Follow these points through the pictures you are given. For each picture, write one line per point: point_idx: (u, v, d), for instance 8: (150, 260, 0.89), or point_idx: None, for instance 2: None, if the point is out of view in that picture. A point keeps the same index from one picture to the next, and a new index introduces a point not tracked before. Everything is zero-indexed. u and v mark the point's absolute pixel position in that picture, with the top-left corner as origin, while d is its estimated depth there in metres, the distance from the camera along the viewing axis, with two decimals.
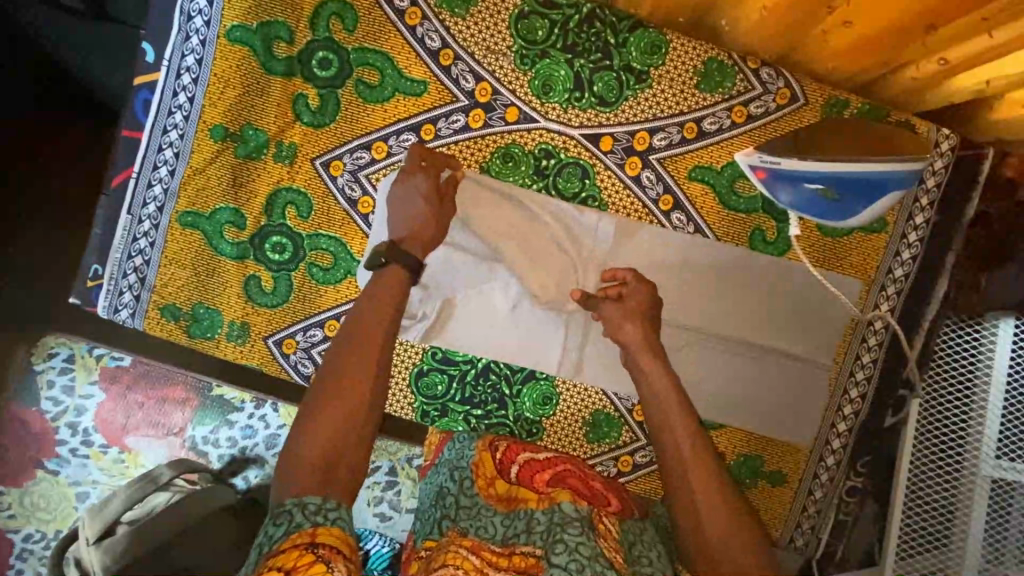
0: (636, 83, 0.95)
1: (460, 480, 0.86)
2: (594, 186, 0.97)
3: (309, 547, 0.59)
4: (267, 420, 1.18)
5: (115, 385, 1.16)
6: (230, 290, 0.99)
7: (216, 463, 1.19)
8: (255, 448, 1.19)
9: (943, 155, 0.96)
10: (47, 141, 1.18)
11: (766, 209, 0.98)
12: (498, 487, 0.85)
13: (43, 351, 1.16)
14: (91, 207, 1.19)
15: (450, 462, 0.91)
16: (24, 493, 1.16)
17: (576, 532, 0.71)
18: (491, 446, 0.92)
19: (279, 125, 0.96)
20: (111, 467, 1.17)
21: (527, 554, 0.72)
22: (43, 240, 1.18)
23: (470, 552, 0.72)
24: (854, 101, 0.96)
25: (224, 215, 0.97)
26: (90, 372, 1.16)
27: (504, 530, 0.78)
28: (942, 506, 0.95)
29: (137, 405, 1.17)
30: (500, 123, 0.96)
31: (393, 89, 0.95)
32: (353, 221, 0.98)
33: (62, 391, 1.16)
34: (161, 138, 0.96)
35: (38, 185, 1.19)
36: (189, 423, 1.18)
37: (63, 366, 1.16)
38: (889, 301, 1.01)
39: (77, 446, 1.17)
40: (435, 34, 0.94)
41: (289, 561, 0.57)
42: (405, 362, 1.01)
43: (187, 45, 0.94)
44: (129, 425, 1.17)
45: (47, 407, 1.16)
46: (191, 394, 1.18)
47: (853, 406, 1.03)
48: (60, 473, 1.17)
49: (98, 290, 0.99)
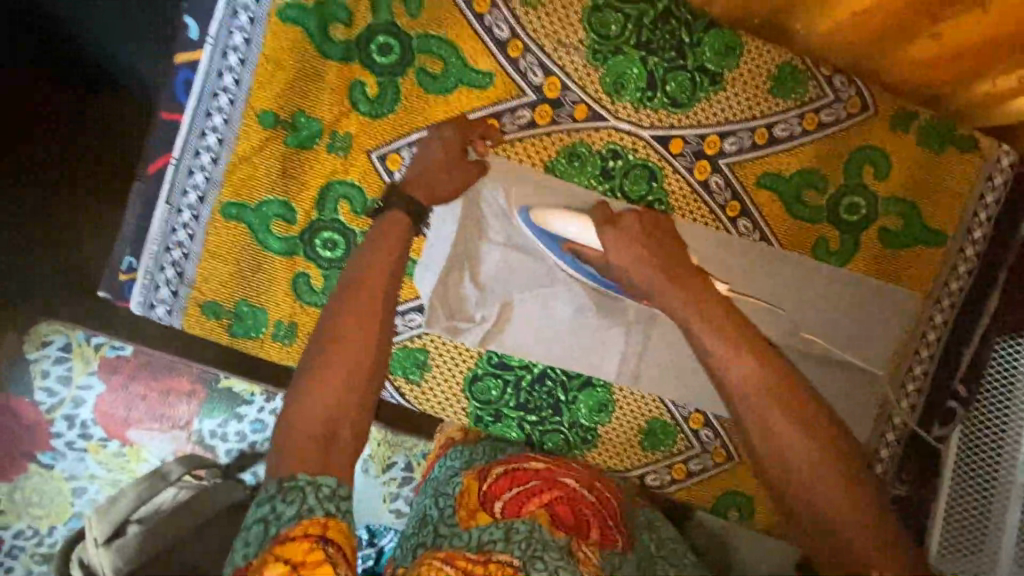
0: (709, 85, 0.92)
1: (442, 507, 0.80)
2: (662, 189, 0.94)
3: (320, 540, 0.61)
4: (276, 414, 1.16)
5: (116, 376, 1.12)
6: (278, 287, 0.93)
7: (223, 457, 1.16)
8: (264, 442, 1.17)
9: (1002, 171, 0.96)
10: (51, 126, 1.12)
11: (830, 219, 0.97)
12: (480, 519, 0.76)
13: (37, 340, 1.10)
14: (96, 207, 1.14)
15: (437, 486, 0.85)
16: (15, 488, 1.11)
17: (557, 556, 0.69)
18: (480, 475, 0.83)
19: (334, 114, 0.90)
20: (110, 461, 1.14)
21: (503, 563, 0.68)
22: (40, 228, 1.12)
23: (446, 562, 0.68)
24: (922, 113, 0.95)
25: (272, 208, 0.91)
26: (88, 361, 1.11)
27: (479, 535, 0.73)
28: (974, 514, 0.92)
29: (140, 398, 1.13)
30: (568, 120, 0.92)
31: (457, 79, 0.90)
32: (375, 168, 0.92)
33: (58, 381, 1.11)
34: (203, 122, 0.89)
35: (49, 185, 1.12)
36: (196, 415, 1.14)
37: (58, 356, 1.10)
38: (942, 314, 1.01)
39: (74, 439, 1.12)
40: (504, 23, 0.89)
41: (298, 553, 0.60)
42: (460, 366, 0.98)
43: (234, 23, 0.87)
44: (130, 418, 1.13)
45: (42, 398, 1.11)
46: (197, 385, 1.14)
47: (902, 417, 1.03)
48: (54, 466, 1.12)
49: (132, 285, 0.92)
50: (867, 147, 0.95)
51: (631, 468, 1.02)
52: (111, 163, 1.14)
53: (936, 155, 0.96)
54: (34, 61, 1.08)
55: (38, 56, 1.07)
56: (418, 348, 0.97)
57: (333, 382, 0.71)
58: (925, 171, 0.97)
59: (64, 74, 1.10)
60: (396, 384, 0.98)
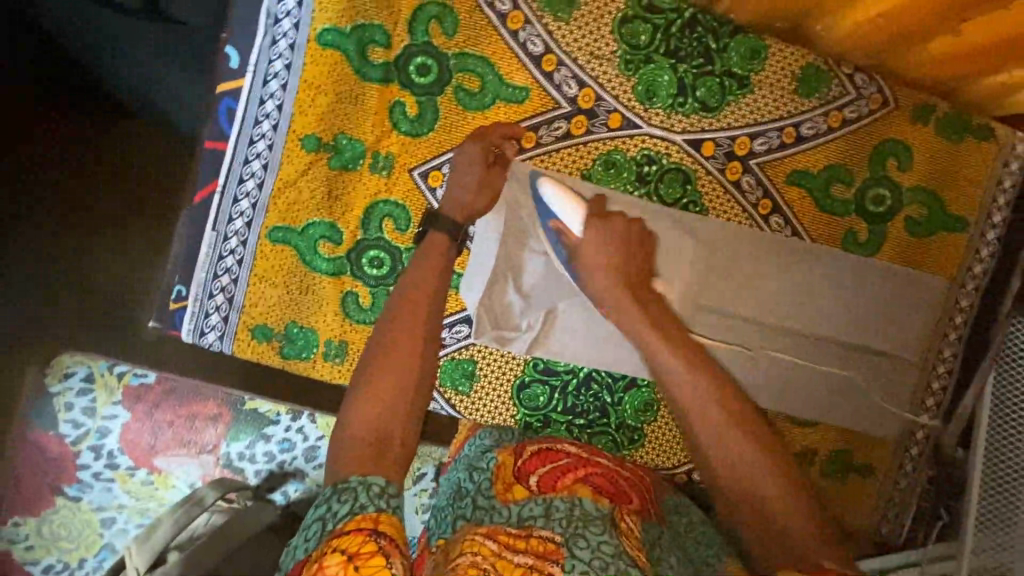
0: (738, 89, 0.95)
1: (478, 481, 0.79)
2: (696, 191, 0.97)
3: (372, 534, 0.56)
4: (305, 432, 1.14)
5: (140, 404, 1.11)
6: (327, 307, 0.94)
7: (253, 479, 1.15)
8: (295, 461, 1.15)
9: (1018, 158, 1.01)
10: (48, 139, 1.13)
11: (858, 212, 1.01)
12: (516, 492, 0.76)
13: (60, 371, 1.11)
14: (119, 235, 1.15)
15: (469, 460, 0.86)
16: (43, 522, 1.11)
17: (598, 531, 0.67)
18: (515, 452, 0.85)
19: (376, 135, 0.92)
20: (139, 490, 1.12)
21: (546, 539, 0.66)
22: (41, 239, 1.14)
23: (488, 538, 0.66)
24: (939, 107, 0.99)
25: (318, 230, 0.93)
26: (112, 392, 1.11)
27: (519, 511, 0.72)
28: (1007, 510, 0.88)
29: (166, 424, 1.12)
30: (603, 129, 0.95)
31: (494, 95, 0.92)
32: (419, 189, 0.94)
33: (83, 413, 1.10)
34: (247, 148, 0.90)
35: (70, 213, 1.14)
36: (223, 439, 1.13)
37: (81, 387, 1.10)
38: (967, 297, 1.04)
39: (101, 470, 1.11)
40: (538, 38, 0.92)
41: (353, 545, 0.55)
42: (508, 374, 1.00)
43: (274, 50, 0.89)
44: (157, 446, 1.12)
45: (67, 430, 1.10)
46: (224, 408, 1.13)
47: (935, 398, 1.06)
48: (82, 499, 1.11)
49: (182, 313, 0.93)
50: (889, 141, 0.99)
51: (679, 464, 1.04)
52: (111, 163, 1.15)
53: (953, 145, 1.00)
54: (34, 62, 1.02)
55: (38, 57, 1.01)
56: (467, 358, 0.99)
57: (385, 391, 0.69)
58: (945, 160, 1.01)
59: (65, 75, 1.06)
60: (446, 396, 1.00)
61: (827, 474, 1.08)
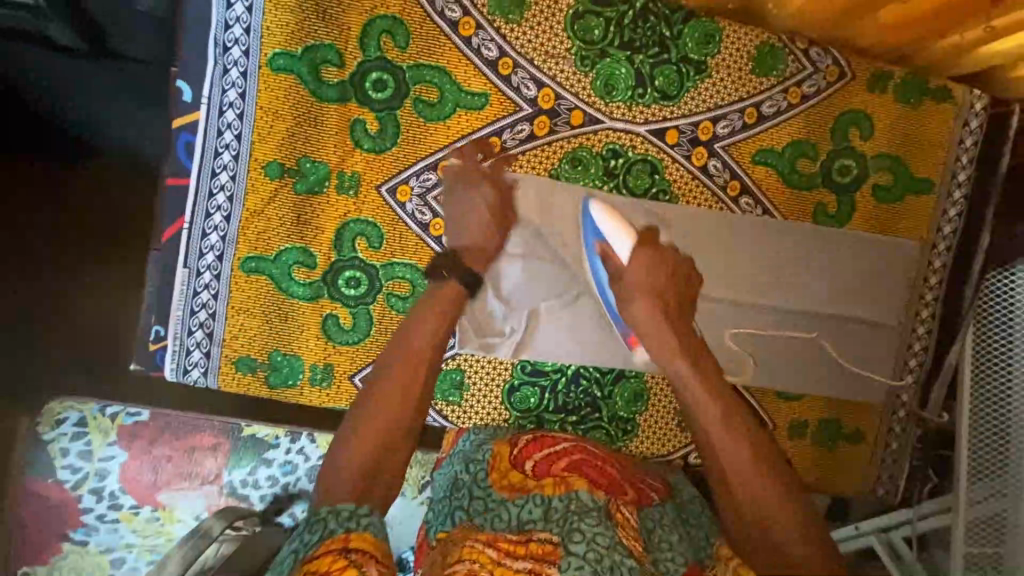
0: (695, 75, 0.95)
1: (474, 471, 0.83)
2: (664, 180, 0.98)
3: (343, 552, 0.59)
4: (306, 452, 1.14)
5: (137, 442, 1.10)
6: (308, 332, 0.94)
7: (259, 505, 1.14)
8: (299, 482, 1.14)
9: (977, 115, 1.01)
10: (15, 186, 1.12)
11: (825, 184, 1.02)
12: (513, 478, 0.80)
13: (51, 418, 1.08)
14: (99, 274, 1.15)
15: (465, 454, 0.88)
16: (52, 569, 1.10)
17: (594, 522, 0.68)
18: (511, 441, 0.87)
19: (339, 155, 0.91)
20: (146, 527, 1.11)
21: (544, 541, 0.68)
22: (18, 284, 1.13)
23: (487, 545, 0.68)
24: (895, 73, 1.00)
25: (291, 256, 0.92)
26: (106, 433, 1.09)
27: (518, 513, 0.74)
28: (995, 461, 0.91)
29: (166, 459, 1.11)
30: (566, 127, 0.95)
31: (454, 104, 0.92)
32: (388, 205, 0.93)
33: (79, 457, 1.09)
34: (210, 182, 0.90)
35: (48, 257, 1.13)
36: (224, 468, 1.12)
37: (75, 431, 1.09)
38: (940, 258, 1.06)
39: (105, 512, 1.10)
40: (492, 43, 0.91)
41: (324, 565, 0.57)
42: (496, 379, 1.01)
43: (226, 79, 0.88)
44: (159, 481, 1.10)
45: (65, 476, 1.08)
46: (221, 438, 1.12)
47: (917, 359, 1.08)
48: (89, 542, 1.10)
49: (162, 353, 0.93)
50: (850, 111, 1.00)
51: (674, 451, 1.05)
52: (84, 180, 1.13)
53: (913, 109, 1.01)
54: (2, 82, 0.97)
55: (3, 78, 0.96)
56: (454, 368, 0.99)
57: None
58: (907, 125, 1.02)
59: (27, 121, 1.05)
60: (437, 408, 1.00)
61: (821, 442, 1.10)
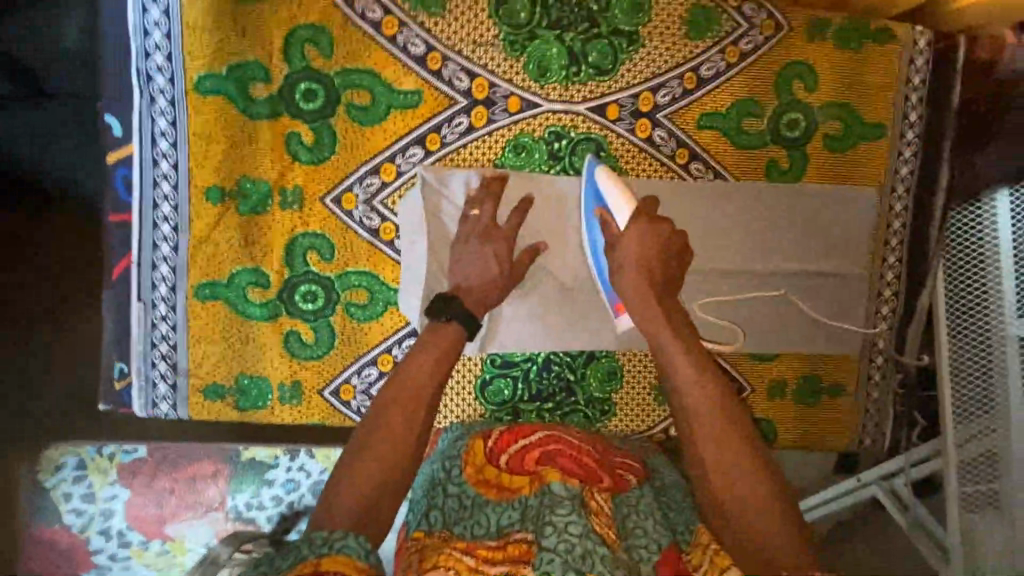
0: (628, 46, 0.94)
1: (449, 467, 0.82)
2: (611, 156, 0.97)
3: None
4: (307, 468, 1.13)
5: (138, 478, 1.10)
6: (271, 352, 0.94)
7: (267, 525, 1.14)
8: (303, 498, 1.13)
9: (922, 52, 1.00)
10: None
11: (776, 141, 1.00)
12: (488, 473, 0.80)
13: (50, 465, 1.09)
14: (79, 317, 1.16)
15: (441, 452, 0.86)
16: None
17: (565, 512, 0.69)
18: (484, 433, 0.85)
19: (278, 170, 0.91)
20: (157, 560, 1.12)
21: (520, 541, 0.70)
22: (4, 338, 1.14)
23: (464, 553, 0.69)
24: (833, 19, 0.98)
25: (243, 278, 0.92)
26: (106, 473, 1.09)
27: (497, 518, 0.74)
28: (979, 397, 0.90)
29: (168, 491, 1.10)
30: (504, 115, 0.93)
31: (387, 105, 0.91)
32: (334, 215, 0.92)
33: (82, 500, 1.09)
34: (153, 214, 0.89)
35: (30, 307, 1.15)
36: (227, 493, 1.12)
37: (76, 475, 1.09)
38: (901, 201, 1.04)
39: (116, 551, 1.11)
40: (417, 39, 0.90)
41: None
42: (468, 375, 1.00)
43: (154, 109, 0.87)
44: (165, 515, 1.11)
45: (71, 520, 1.09)
46: (220, 465, 1.11)
47: (889, 305, 1.07)
48: None
49: (129, 390, 0.93)
50: (791, 64, 0.98)
51: (654, 425, 1.05)
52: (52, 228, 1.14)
53: (856, 53, 0.99)
54: None
55: None
56: None
57: None
58: (851, 71, 1.00)
59: None
60: None
61: (806, 399, 1.09)
